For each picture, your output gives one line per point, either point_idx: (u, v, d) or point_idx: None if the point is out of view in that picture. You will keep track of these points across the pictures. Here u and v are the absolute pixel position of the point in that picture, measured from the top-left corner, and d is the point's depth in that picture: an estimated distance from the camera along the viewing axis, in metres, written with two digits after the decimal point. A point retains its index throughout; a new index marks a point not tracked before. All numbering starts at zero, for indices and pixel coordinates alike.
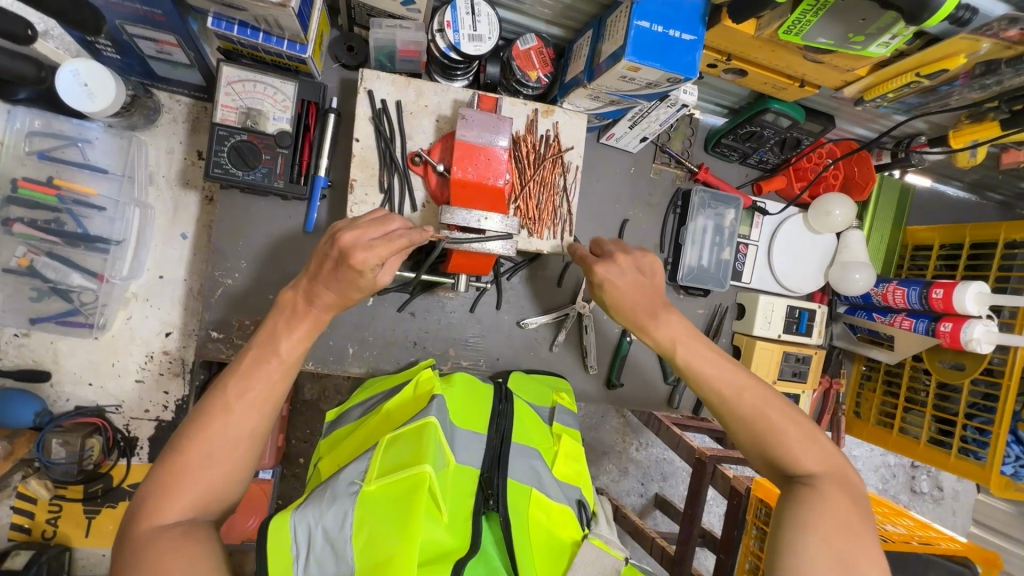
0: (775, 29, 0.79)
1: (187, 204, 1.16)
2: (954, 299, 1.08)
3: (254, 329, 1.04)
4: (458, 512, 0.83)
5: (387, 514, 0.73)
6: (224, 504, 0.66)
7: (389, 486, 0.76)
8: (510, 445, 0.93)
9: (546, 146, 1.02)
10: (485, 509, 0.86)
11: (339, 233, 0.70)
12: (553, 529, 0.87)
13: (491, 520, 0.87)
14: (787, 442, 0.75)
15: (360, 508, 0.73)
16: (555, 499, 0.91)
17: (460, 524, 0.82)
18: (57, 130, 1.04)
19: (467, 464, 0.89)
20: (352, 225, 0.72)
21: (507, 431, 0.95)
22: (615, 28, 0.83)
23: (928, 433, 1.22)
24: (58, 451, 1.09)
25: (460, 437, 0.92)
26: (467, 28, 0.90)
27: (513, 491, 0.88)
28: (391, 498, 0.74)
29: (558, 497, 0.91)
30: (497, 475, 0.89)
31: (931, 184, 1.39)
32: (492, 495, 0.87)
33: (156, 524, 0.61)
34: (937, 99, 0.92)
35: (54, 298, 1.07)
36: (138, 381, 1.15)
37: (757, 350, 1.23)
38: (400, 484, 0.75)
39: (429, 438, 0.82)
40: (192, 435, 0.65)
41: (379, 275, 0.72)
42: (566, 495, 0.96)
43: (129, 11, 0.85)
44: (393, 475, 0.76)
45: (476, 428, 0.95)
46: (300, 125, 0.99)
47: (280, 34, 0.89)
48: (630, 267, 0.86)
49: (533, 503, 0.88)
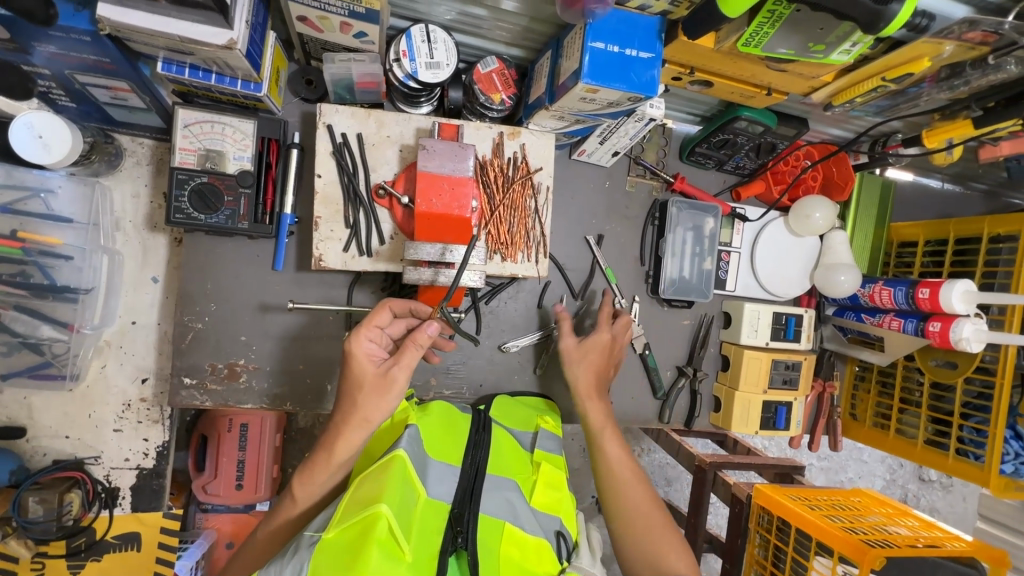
0: (734, 42, 0.77)
1: (156, 247, 1.15)
2: (941, 298, 1.06)
3: (229, 372, 1.02)
4: (426, 549, 0.82)
5: (343, 560, 0.69)
6: None
7: (349, 529, 0.73)
8: (483, 477, 0.94)
9: (514, 169, 1.00)
10: (454, 548, 0.85)
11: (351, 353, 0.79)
12: (525, 563, 0.89)
13: (460, 559, 0.86)
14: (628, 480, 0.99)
15: (317, 557, 0.70)
16: (530, 533, 0.93)
17: (430, 561, 0.81)
18: (18, 181, 1.01)
19: (438, 498, 0.89)
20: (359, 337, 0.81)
21: (481, 464, 0.95)
22: (571, 49, 0.81)
23: (925, 434, 1.20)
24: (36, 509, 1.05)
25: (432, 469, 0.92)
26: (424, 56, 0.88)
27: (484, 529, 0.90)
28: (350, 540, 0.71)
29: (533, 531, 0.93)
30: (468, 509, 0.89)
31: (913, 178, 1.38)
32: (461, 532, 0.85)
33: None
34: (906, 101, 0.89)
35: (25, 352, 1.05)
36: (116, 430, 1.13)
37: (745, 360, 1.21)
38: (357, 526, 0.72)
39: (396, 474, 0.81)
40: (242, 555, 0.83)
41: (393, 373, 0.78)
42: (541, 526, 0.97)
43: (77, 62, 0.83)
44: (353, 517, 0.73)
45: (451, 460, 0.95)
46: (261, 164, 0.97)
47: (233, 74, 0.87)
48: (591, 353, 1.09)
49: (505, 540, 0.89)
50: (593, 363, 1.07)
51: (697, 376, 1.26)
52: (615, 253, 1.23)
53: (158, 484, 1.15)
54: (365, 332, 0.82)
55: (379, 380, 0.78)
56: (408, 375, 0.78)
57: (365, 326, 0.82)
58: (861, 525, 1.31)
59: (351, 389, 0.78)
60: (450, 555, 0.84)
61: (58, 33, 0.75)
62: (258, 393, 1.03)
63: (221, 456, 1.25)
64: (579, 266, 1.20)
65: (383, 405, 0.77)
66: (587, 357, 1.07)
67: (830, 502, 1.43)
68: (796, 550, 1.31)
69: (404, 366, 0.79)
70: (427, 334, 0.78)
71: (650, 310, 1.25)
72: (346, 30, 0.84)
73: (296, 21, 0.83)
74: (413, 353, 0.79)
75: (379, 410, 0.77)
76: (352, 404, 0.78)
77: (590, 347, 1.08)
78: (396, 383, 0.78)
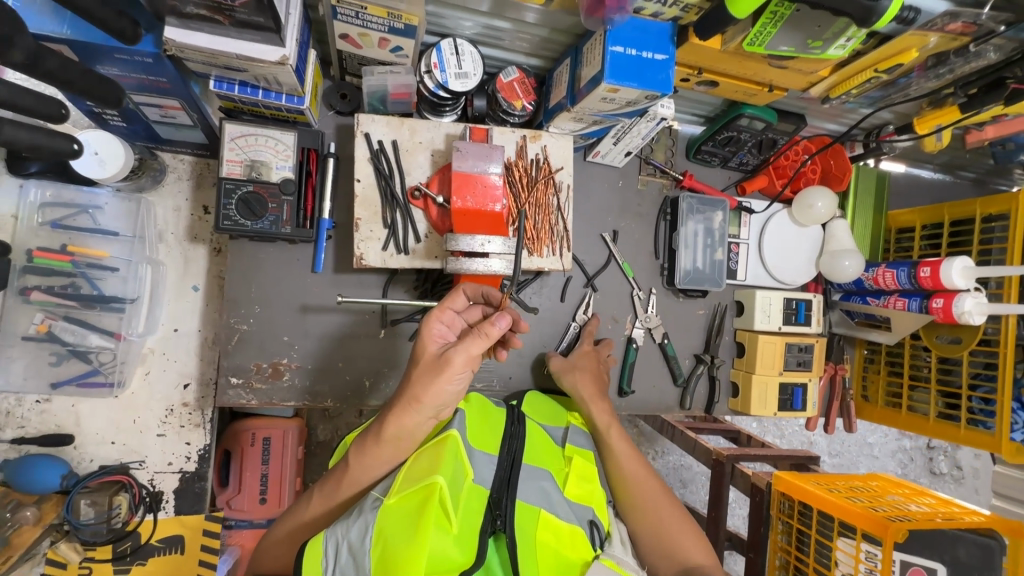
0: (739, 42, 0.85)
1: (196, 257, 1.20)
2: (941, 274, 1.13)
3: (272, 372, 1.07)
4: (467, 528, 0.83)
5: (404, 525, 0.75)
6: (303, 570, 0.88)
7: (408, 498, 0.78)
8: (520, 467, 0.92)
9: (537, 169, 1.07)
10: (492, 529, 0.85)
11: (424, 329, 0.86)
12: (560, 551, 0.86)
13: (498, 539, 0.87)
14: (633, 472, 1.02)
15: (380, 522, 0.76)
16: (564, 520, 0.89)
17: (468, 541, 0.82)
18: (67, 200, 1.10)
19: (480, 484, 0.88)
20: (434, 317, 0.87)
21: (518, 453, 0.94)
22: (592, 55, 0.89)
23: (936, 409, 1.25)
24: (87, 512, 1.10)
25: (476, 457, 0.91)
26: (453, 67, 0.96)
27: (519, 514, 0.87)
28: (409, 511, 0.77)
29: (567, 519, 0.90)
30: (505, 495, 0.88)
31: (906, 169, 1.46)
32: (499, 515, 0.86)
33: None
34: (897, 91, 0.98)
35: (73, 360, 1.10)
36: (160, 435, 1.17)
37: (760, 345, 1.27)
38: (416, 497, 0.78)
39: (444, 456, 0.84)
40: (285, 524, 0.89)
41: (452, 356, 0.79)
42: (576, 516, 0.92)
43: (134, 82, 0.89)
44: (411, 486, 0.79)
45: (489, 448, 0.93)
46: (302, 172, 1.04)
47: (278, 89, 0.94)
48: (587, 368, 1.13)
49: (540, 525, 0.86)
50: (589, 378, 1.11)
51: (715, 363, 1.31)
52: (631, 248, 1.29)
53: (201, 487, 1.18)
54: (443, 314, 0.88)
55: (436, 362, 0.80)
56: (465, 361, 0.79)
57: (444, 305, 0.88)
58: (881, 504, 1.35)
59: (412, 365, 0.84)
60: (489, 535, 0.84)
61: (122, 55, 0.81)
62: (300, 391, 1.08)
63: (245, 471, 1.29)
64: (597, 261, 1.27)
65: (439, 384, 0.80)
66: (584, 368, 1.13)
67: (849, 484, 1.46)
68: (818, 532, 1.30)
69: (465, 358, 0.79)
70: (495, 326, 0.80)
71: (666, 301, 1.31)
72: (384, 45, 0.91)
73: (338, 39, 0.91)
74: (476, 342, 0.80)
75: (432, 389, 0.80)
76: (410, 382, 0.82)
77: (583, 363, 1.14)
78: (452, 364, 0.79)
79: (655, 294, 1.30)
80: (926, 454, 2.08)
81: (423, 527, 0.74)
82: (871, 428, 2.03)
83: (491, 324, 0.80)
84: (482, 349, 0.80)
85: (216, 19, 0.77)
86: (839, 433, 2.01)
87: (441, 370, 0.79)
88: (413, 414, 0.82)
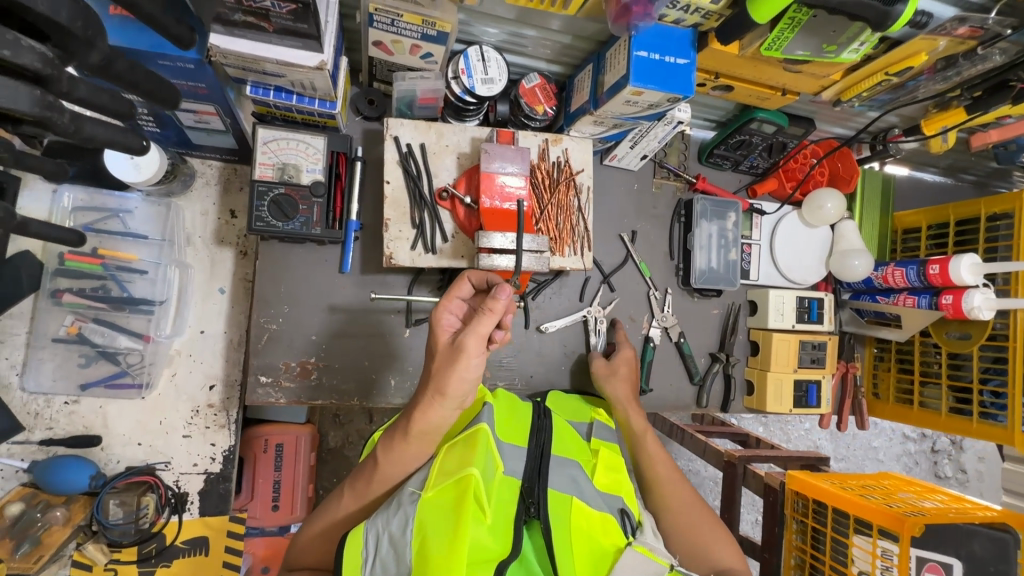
0: (757, 47, 0.89)
1: (223, 260, 1.21)
2: (950, 271, 1.16)
3: (300, 370, 1.08)
4: (503, 519, 0.81)
5: (445, 519, 0.73)
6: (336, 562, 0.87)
7: (445, 491, 0.76)
8: (550, 456, 0.91)
9: (559, 171, 1.11)
10: (526, 518, 0.84)
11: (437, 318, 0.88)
12: (597, 539, 0.82)
13: (533, 530, 0.85)
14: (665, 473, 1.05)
15: (419, 515, 0.74)
16: (595, 508, 0.87)
17: (505, 533, 0.80)
18: (100, 204, 1.13)
19: (511, 475, 0.86)
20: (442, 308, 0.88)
21: (546, 443, 0.92)
22: (615, 60, 0.92)
23: (947, 404, 1.27)
24: (117, 512, 1.11)
25: (505, 450, 0.89)
26: (480, 73, 0.99)
27: (552, 502, 0.85)
28: (448, 504, 0.75)
29: (598, 506, 0.87)
30: (536, 484, 0.86)
31: (909, 172, 1.51)
32: (532, 503, 0.84)
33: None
34: (905, 94, 1.03)
35: (102, 362, 1.13)
36: (185, 436, 1.18)
37: (774, 343, 1.30)
38: (454, 490, 0.76)
39: (476, 446, 0.82)
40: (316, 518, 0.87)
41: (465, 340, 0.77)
42: (607, 505, 0.90)
43: (176, 88, 0.91)
44: (447, 479, 0.77)
45: (518, 440, 0.92)
46: (331, 175, 1.06)
47: (312, 95, 0.98)
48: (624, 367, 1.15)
49: (574, 514, 0.84)
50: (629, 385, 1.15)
51: (730, 361, 1.34)
52: (647, 248, 1.32)
53: (225, 488, 1.19)
54: (449, 304, 0.89)
55: (449, 349, 0.79)
56: (478, 341, 0.77)
57: (448, 298, 0.90)
58: (895, 500, 1.37)
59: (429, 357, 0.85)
60: (523, 525, 0.83)
61: (167, 61, 0.83)
62: (327, 389, 1.09)
63: (258, 478, 1.30)
64: (614, 261, 1.30)
65: (457, 372, 0.77)
66: (627, 378, 1.15)
67: (862, 484, 1.47)
68: (834, 530, 1.30)
69: (477, 338, 0.77)
70: (498, 299, 0.77)
71: (682, 301, 1.34)
72: (415, 52, 0.95)
73: (371, 46, 0.94)
74: (485, 319, 0.77)
75: (453, 378, 0.78)
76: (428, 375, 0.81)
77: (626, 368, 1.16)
78: (466, 348, 0.77)
79: (671, 294, 1.33)
80: (931, 457, 2.11)
81: (463, 520, 0.72)
82: (877, 431, 2.05)
83: (495, 296, 0.77)
84: (491, 323, 0.77)
85: (261, 26, 0.81)
86: (847, 435, 2.03)
87: (456, 356, 0.77)
88: (438, 406, 0.80)
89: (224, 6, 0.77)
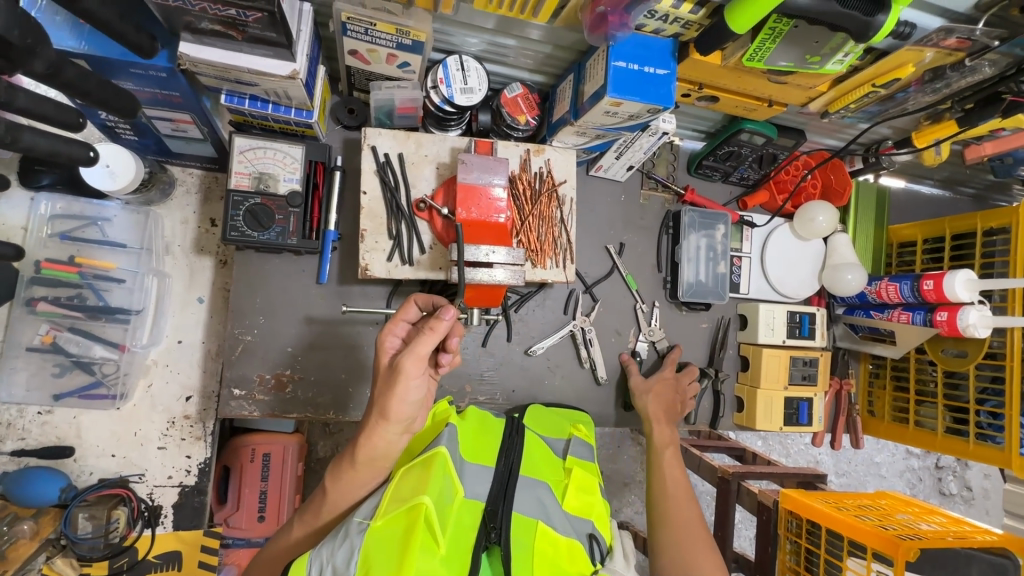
0: (739, 58, 0.87)
1: (202, 269, 1.20)
2: (944, 287, 1.13)
3: (275, 383, 1.06)
4: (459, 547, 0.78)
5: (392, 551, 0.71)
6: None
7: (396, 519, 0.74)
8: (517, 478, 0.88)
9: (541, 182, 1.09)
10: (487, 544, 0.81)
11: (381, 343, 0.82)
12: (562, 565, 0.81)
13: (492, 557, 0.82)
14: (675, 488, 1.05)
15: (367, 546, 0.71)
16: (562, 534, 0.86)
17: (461, 562, 0.77)
18: (77, 212, 1.12)
19: (473, 499, 0.84)
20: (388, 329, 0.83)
21: (515, 465, 0.90)
22: (594, 70, 0.91)
23: (944, 424, 1.24)
24: (85, 525, 1.09)
25: (468, 471, 0.87)
26: (458, 83, 0.98)
27: (515, 526, 0.83)
28: (399, 533, 0.73)
29: (565, 532, 0.86)
30: (501, 506, 0.83)
31: (906, 184, 1.47)
32: (494, 528, 0.81)
33: None
34: (895, 106, 1.00)
35: (77, 372, 1.10)
36: (160, 448, 1.16)
37: (765, 358, 1.26)
38: (405, 519, 0.74)
39: (432, 471, 0.80)
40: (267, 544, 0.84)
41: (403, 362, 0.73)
42: (574, 530, 0.89)
43: (149, 97, 0.90)
44: (398, 507, 0.75)
45: (484, 461, 0.89)
46: (309, 184, 1.05)
47: (288, 104, 0.96)
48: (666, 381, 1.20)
49: (539, 537, 0.82)
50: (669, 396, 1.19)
51: (719, 376, 1.30)
52: (634, 260, 1.30)
53: (199, 501, 1.17)
54: (393, 326, 0.84)
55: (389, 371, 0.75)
56: (420, 364, 0.73)
57: (394, 320, 0.84)
58: (892, 522, 1.31)
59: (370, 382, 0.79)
60: (483, 550, 0.80)
61: (138, 69, 0.82)
62: (302, 402, 1.07)
63: (244, 487, 1.27)
64: (600, 272, 1.27)
65: (398, 395, 0.74)
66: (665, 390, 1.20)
67: (858, 503, 1.42)
68: (828, 552, 1.25)
69: (418, 360, 0.73)
70: (440, 319, 0.74)
71: (670, 314, 1.31)
72: (391, 61, 0.94)
73: (347, 55, 0.93)
74: (426, 340, 0.73)
75: (394, 400, 0.74)
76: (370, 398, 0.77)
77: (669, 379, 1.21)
78: (405, 371, 0.73)
79: (658, 307, 1.30)
80: (934, 474, 2.05)
81: (410, 554, 0.70)
82: (877, 447, 2.00)
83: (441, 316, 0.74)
84: (434, 343, 0.74)
85: (230, 34, 0.79)
86: (846, 451, 1.98)
87: (396, 379, 0.74)
88: (382, 428, 0.76)
89: (191, 15, 0.76)
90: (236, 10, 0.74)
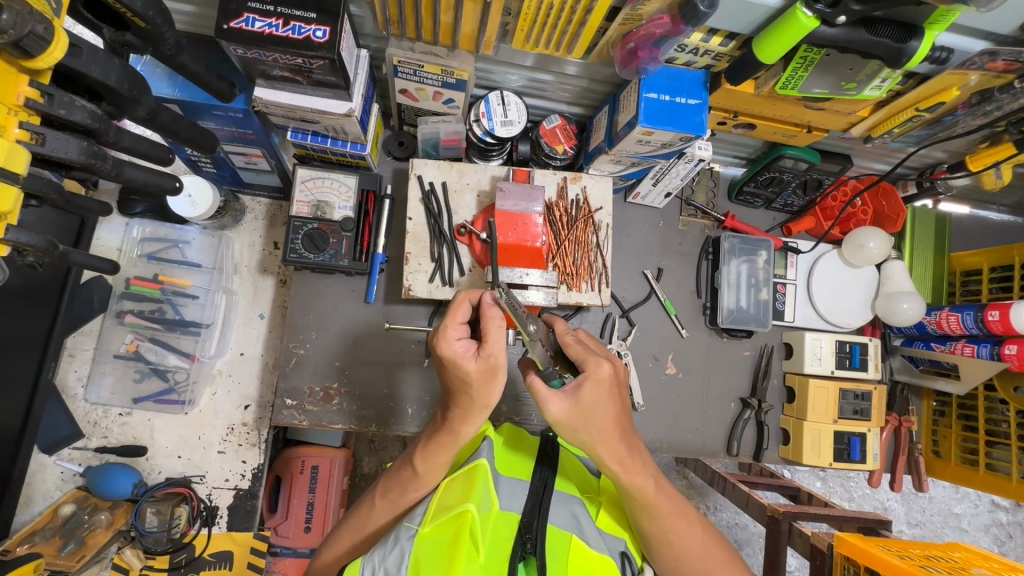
0: (772, 86, 0.87)
1: (265, 288, 1.31)
2: (1011, 319, 1.05)
3: (324, 395, 1.13)
4: (497, 554, 0.79)
5: (439, 555, 0.73)
6: (331, 567, 0.88)
7: (443, 527, 0.76)
8: (551, 491, 0.87)
9: (577, 209, 1.12)
10: (523, 554, 0.80)
11: (439, 349, 0.77)
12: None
13: (529, 566, 0.81)
14: (653, 505, 0.83)
15: (416, 551, 0.74)
16: (596, 548, 0.83)
17: (499, 568, 0.78)
18: (162, 235, 1.27)
19: (508, 510, 0.84)
20: (441, 334, 0.78)
21: (549, 479, 0.88)
22: (627, 101, 0.94)
23: (1019, 469, 1.14)
24: (152, 520, 1.18)
25: (503, 484, 0.88)
26: (499, 116, 1.04)
27: (550, 537, 0.82)
28: (444, 539, 0.74)
29: (599, 547, 0.83)
30: (536, 519, 0.82)
31: (970, 210, 1.40)
32: (529, 539, 0.80)
33: (323, 565, 0.89)
34: (945, 129, 0.98)
35: (153, 378, 1.24)
36: (220, 452, 1.25)
37: (812, 389, 1.22)
38: (451, 526, 0.75)
39: (474, 482, 0.81)
40: (334, 536, 0.91)
41: (493, 356, 0.76)
42: (607, 547, 0.86)
43: (227, 134, 1.02)
44: (445, 514, 0.76)
45: (519, 476, 0.90)
46: (360, 211, 1.13)
47: (345, 138, 1.06)
48: (611, 381, 0.79)
49: (572, 552, 0.80)
50: (608, 415, 0.79)
51: (763, 407, 1.25)
52: (673, 286, 1.29)
53: (252, 505, 1.24)
54: (451, 331, 0.78)
55: (485, 372, 0.76)
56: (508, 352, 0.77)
57: (449, 324, 0.78)
58: None
59: (462, 386, 0.78)
60: (518, 560, 0.79)
61: (219, 112, 0.94)
62: (348, 414, 1.13)
63: (293, 498, 1.30)
64: (637, 297, 1.28)
65: (500, 384, 0.78)
66: (596, 414, 0.78)
67: (925, 554, 1.10)
68: None
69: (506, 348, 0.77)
70: (491, 307, 0.78)
71: (708, 342, 1.29)
72: (437, 98, 1.02)
73: (398, 93, 1.02)
74: (498, 329, 0.78)
75: (495, 391, 0.79)
76: (468, 396, 0.79)
77: (592, 401, 0.77)
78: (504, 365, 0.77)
79: (697, 333, 1.29)
80: None
81: (456, 560, 0.71)
82: (958, 496, 1.82)
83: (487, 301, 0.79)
84: (507, 331, 0.78)
85: (297, 79, 0.89)
86: (920, 497, 1.81)
87: (496, 376, 0.77)
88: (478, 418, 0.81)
89: (265, 64, 0.86)
90: (302, 59, 0.83)
